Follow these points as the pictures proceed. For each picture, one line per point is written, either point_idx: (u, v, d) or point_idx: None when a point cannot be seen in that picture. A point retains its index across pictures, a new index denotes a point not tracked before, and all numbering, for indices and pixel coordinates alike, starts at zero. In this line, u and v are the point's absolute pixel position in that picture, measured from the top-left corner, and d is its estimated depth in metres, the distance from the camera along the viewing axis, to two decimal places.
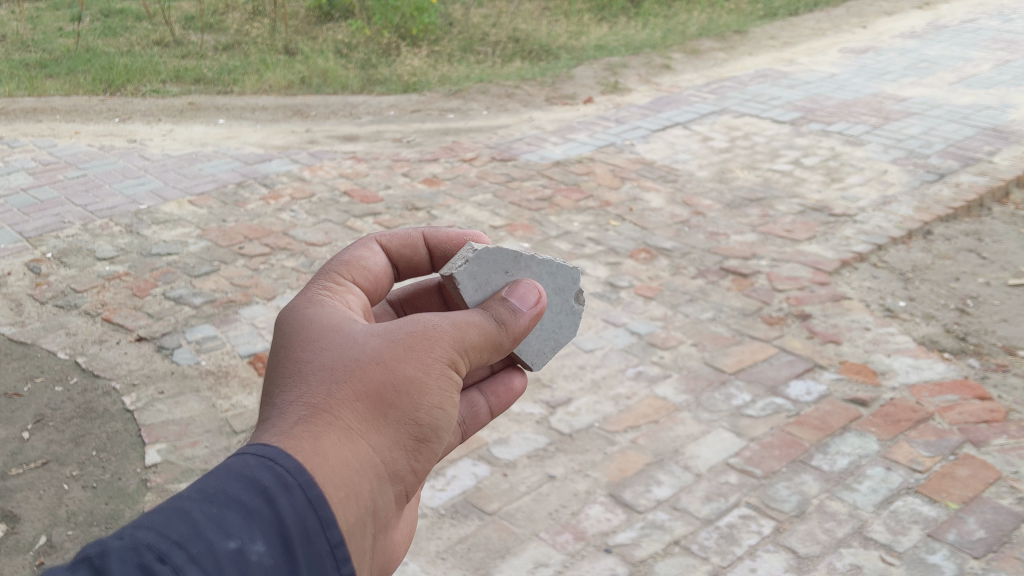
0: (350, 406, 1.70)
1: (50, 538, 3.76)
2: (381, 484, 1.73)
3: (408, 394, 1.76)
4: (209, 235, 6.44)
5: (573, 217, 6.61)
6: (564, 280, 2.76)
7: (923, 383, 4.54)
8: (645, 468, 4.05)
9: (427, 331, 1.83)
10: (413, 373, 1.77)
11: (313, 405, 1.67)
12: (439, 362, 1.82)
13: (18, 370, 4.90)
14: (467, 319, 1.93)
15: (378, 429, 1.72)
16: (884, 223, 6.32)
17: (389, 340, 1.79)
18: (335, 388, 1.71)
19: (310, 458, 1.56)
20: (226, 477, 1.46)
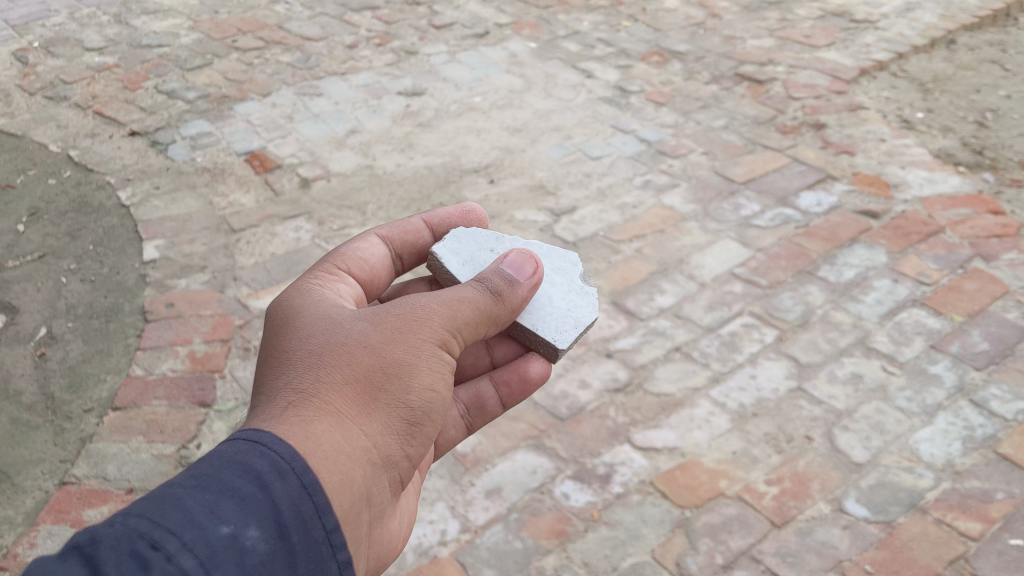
0: (340, 391, 1.71)
1: (50, 330, 3.75)
2: (375, 473, 1.73)
3: (397, 378, 1.78)
4: (201, 27, 6.17)
5: (582, 17, 6.32)
6: (561, 264, 2.71)
7: (936, 197, 4.44)
8: (649, 277, 4.01)
9: (415, 315, 1.85)
10: (401, 356, 1.79)
11: (304, 390, 1.69)
12: (429, 344, 1.83)
13: (9, 163, 4.78)
14: (456, 297, 1.92)
15: (371, 413, 1.73)
16: (907, 31, 6.06)
17: (377, 325, 1.82)
18: (325, 374, 1.72)
19: (301, 443, 1.57)
20: (218, 465, 1.46)
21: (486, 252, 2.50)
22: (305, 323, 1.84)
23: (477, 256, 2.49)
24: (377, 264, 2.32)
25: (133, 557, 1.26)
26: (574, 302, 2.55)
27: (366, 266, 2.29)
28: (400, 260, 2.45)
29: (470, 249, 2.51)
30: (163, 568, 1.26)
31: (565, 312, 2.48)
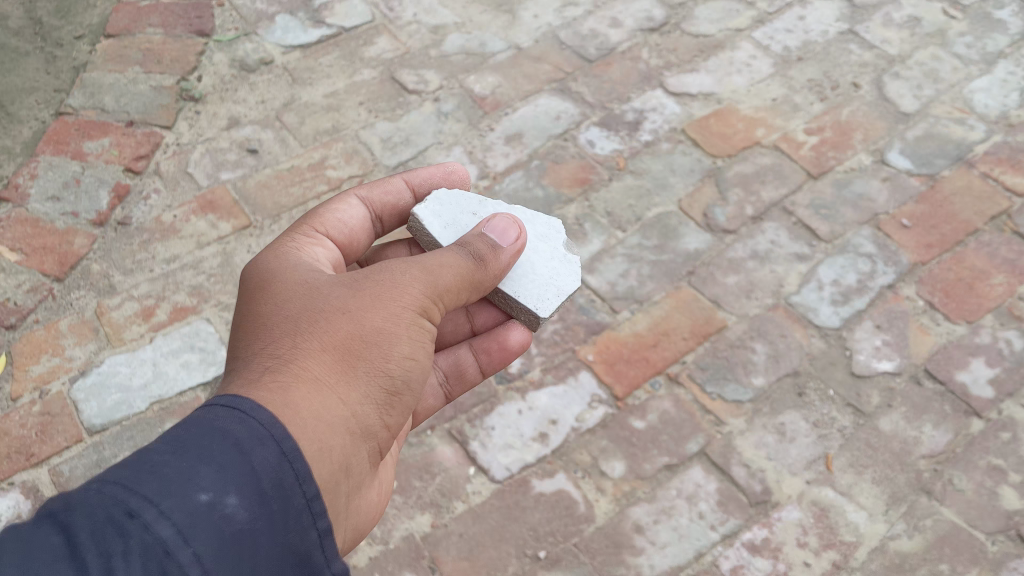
0: (319, 355, 1.49)
1: None
2: (354, 442, 1.49)
3: (376, 345, 1.54)
4: None
5: None
6: (545, 226, 2.12)
7: None
8: None
9: (396, 277, 1.61)
10: (381, 324, 1.56)
11: (277, 359, 1.47)
12: (410, 313, 1.59)
13: None
14: (441, 259, 1.67)
15: (351, 378, 1.51)
16: None
17: (356, 290, 1.58)
18: (300, 342, 1.50)
19: (283, 408, 1.36)
20: (196, 430, 1.23)
21: (470, 217, 2.02)
22: (277, 288, 1.61)
23: (459, 219, 2.01)
24: (352, 232, 1.96)
25: (107, 525, 1.06)
26: (557, 269, 2.04)
27: (344, 232, 1.94)
28: (380, 224, 2.07)
29: (450, 212, 2.02)
30: (139, 541, 1.06)
31: (548, 275, 2.02)
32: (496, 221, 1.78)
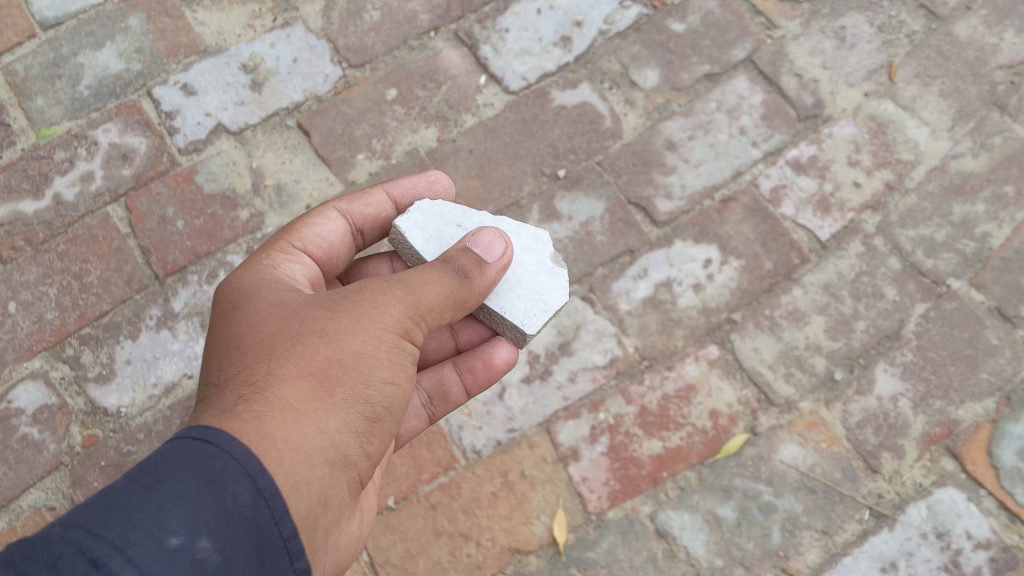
0: (293, 380, 1.25)
1: None
2: (334, 473, 1.27)
3: (355, 371, 1.29)
4: None
5: None
6: (534, 237, 1.65)
7: None
8: None
9: (374, 296, 1.32)
10: (360, 349, 1.29)
11: (248, 387, 1.25)
12: (390, 336, 1.31)
13: None
14: (424, 274, 1.35)
15: (329, 405, 1.26)
16: None
17: (334, 309, 1.32)
18: (272, 367, 1.26)
19: (255, 443, 1.16)
20: (171, 458, 1.11)
21: (454, 226, 1.61)
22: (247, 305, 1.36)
23: (441, 230, 1.61)
24: (327, 247, 1.62)
25: None
26: (544, 287, 1.59)
27: (324, 249, 1.60)
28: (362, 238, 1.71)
29: (432, 221, 1.62)
30: None
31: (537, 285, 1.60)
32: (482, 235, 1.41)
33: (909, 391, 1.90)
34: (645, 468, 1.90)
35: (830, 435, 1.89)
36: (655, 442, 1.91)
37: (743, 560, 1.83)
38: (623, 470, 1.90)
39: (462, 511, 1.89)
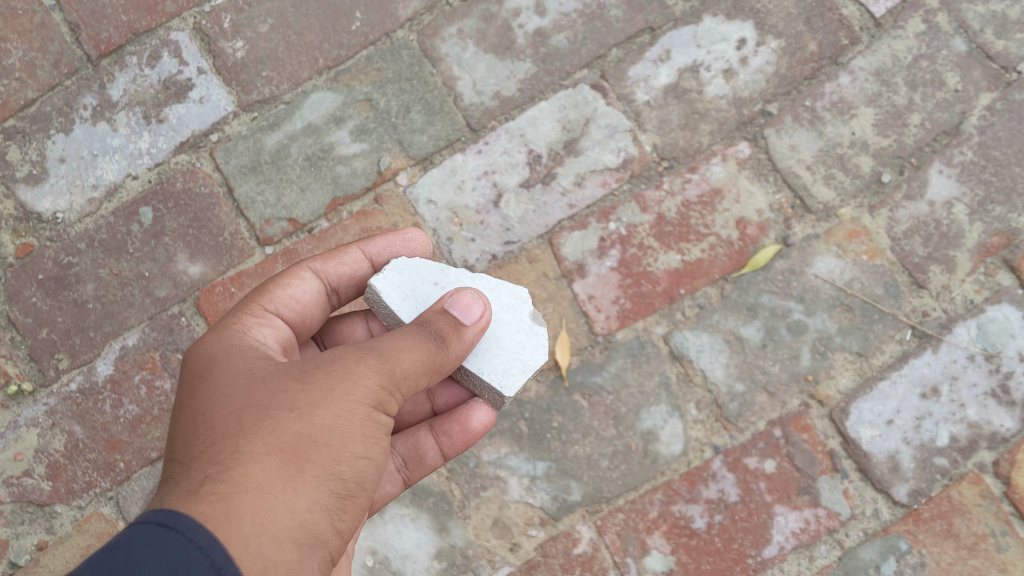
0: (261, 456, 1.08)
1: None
2: (302, 561, 1.09)
3: (328, 447, 1.11)
4: None
5: None
6: (513, 292, 1.41)
7: None
8: None
9: (347, 363, 1.15)
10: (332, 422, 1.12)
11: (209, 466, 1.08)
12: (363, 410, 1.14)
13: None
14: (402, 339, 1.18)
15: (300, 483, 1.09)
16: None
17: (304, 378, 1.15)
18: (237, 442, 1.09)
19: (221, 528, 1.00)
20: (134, 545, 0.96)
21: (431, 286, 1.38)
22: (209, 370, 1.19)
23: (417, 289, 1.37)
24: (299, 314, 1.40)
25: None
26: (525, 350, 1.36)
27: (292, 315, 1.39)
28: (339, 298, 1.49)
29: (408, 281, 1.37)
30: None
31: (520, 343, 1.36)
32: (460, 299, 1.23)
33: (965, 196, 1.67)
34: (660, 285, 1.67)
35: (872, 247, 1.68)
36: (672, 255, 1.68)
37: (768, 385, 1.65)
38: (635, 287, 1.67)
39: None
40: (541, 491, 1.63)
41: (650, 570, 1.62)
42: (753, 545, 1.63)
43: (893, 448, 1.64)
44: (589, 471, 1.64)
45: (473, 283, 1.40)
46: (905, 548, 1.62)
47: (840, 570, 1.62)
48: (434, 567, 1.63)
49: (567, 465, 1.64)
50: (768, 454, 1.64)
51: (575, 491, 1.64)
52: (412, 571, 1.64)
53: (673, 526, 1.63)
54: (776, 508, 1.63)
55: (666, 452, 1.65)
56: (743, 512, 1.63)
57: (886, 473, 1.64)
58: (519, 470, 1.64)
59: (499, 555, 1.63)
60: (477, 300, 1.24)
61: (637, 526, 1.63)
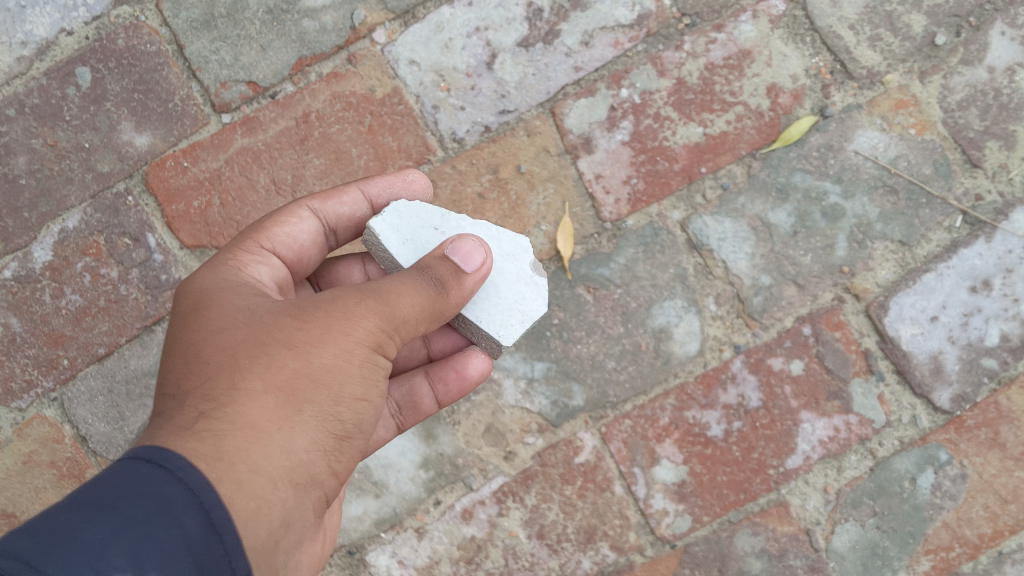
0: (258, 394, 0.94)
1: None
2: (294, 508, 0.96)
3: (327, 389, 0.97)
4: None
5: None
6: (516, 239, 1.21)
7: None
8: None
9: (346, 302, 1.00)
10: (332, 361, 0.97)
11: (200, 403, 0.94)
12: (364, 354, 0.99)
13: None
14: (402, 282, 1.01)
15: (297, 425, 0.95)
16: None
17: (301, 315, 0.99)
18: (231, 378, 0.95)
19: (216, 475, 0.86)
20: (118, 483, 0.82)
21: (433, 230, 1.17)
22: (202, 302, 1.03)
23: (416, 232, 1.17)
24: (298, 249, 1.19)
25: None
26: (524, 300, 1.17)
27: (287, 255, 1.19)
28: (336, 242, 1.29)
29: (410, 223, 1.16)
30: None
31: (523, 293, 1.18)
32: (461, 246, 1.05)
33: None
34: (678, 163, 1.46)
35: (922, 120, 1.46)
36: (693, 128, 1.46)
37: (798, 278, 1.46)
38: (650, 165, 1.47)
39: None
40: (539, 395, 1.45)
41: (660, 481, 1.45)
42: (776, 455, 1.46)
43: (936, 348, 1.46)
44: (593, 373, 1.46)
45: (477, 228, 1.20)
46: (945, 459, 1.46)
47: (872, 483, 1.46)
48: (419, 477, 1.46)
49: (568, 367, 1.45)
50: (796, 354, 1.46)
51: (578, 396, 1.45)
52: (395, 481, 1.47)
53: (686, 433, 1.45)
54: (803, 415, 1.46)
55: (680, 352, 1.46)
56: (766, 419, 1.46)
57: (927, 377, 1.46)
58: (515, 372, 1.46)
59: (492, 465, 1.46)
60: (475, 248, 1.05)
61: (647, 434, 1.46)
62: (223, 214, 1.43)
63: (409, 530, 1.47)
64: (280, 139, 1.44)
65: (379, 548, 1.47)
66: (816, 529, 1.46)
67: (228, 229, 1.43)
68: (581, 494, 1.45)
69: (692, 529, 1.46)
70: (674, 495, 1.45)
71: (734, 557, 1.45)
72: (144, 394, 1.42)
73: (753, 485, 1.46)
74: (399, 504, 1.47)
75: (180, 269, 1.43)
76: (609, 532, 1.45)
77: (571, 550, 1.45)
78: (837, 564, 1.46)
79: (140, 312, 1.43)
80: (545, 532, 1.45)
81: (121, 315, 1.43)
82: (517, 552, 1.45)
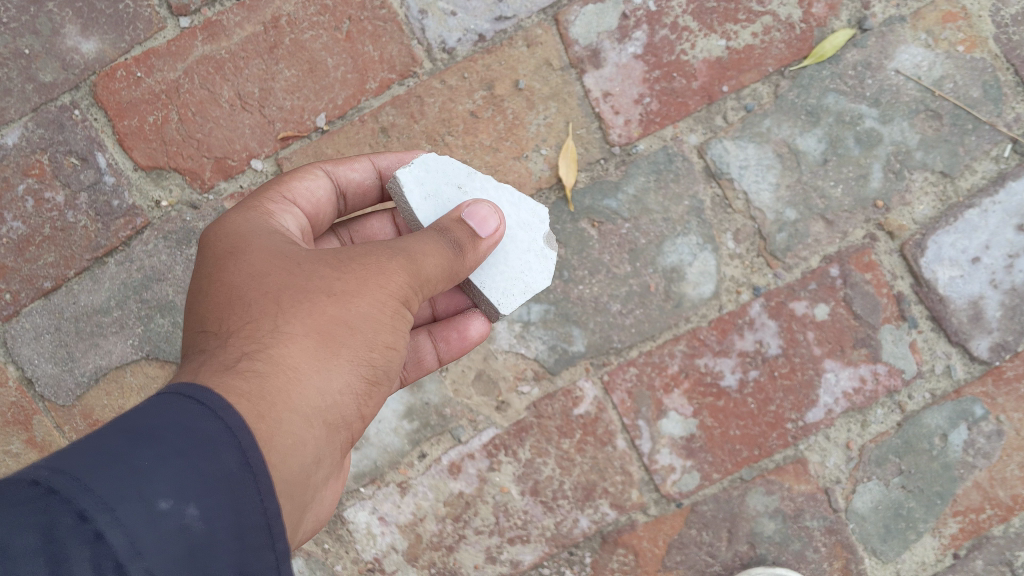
0: (295, 339, 0.85)
1: None
2: (324, 453, 0.87)
3: (364, 341, 0.88)
4: None
5: None
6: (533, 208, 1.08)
7: None
8: None
9: (375, 255, 0.90)
10: (370, 313, 0.88)
11: (233, 344, 0.85)
12: (393, 312, 0.90)
13: None
14: (432, 241, 0.93)
15: (330, 375, 0.86)
16: None
17: (333, 265, 0.90)
18: (263, 321, 0.86)
19: (252, 422, 0.78)
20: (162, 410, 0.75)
21: (454, 189, 1.05)
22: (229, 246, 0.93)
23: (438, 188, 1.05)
24: (314, 219, 1.08)
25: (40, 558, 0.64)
26: (531, 271, 1.05)
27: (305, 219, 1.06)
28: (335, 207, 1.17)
29: (433, 174, 1.05)
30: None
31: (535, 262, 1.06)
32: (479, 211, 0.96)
33: None
34: (697, 81, 1.31)
35: (972, 35, 1.30)
36: (714, 41, 1.31)
37: (826, 213, 1.32)
38: (665, 83, 1.31)
39: (426, 137, 1.29)
40: (536, 339, 1.32)
41: (666, 435, 1.32)
42: (794, 408, 1.32)
43: (976, 293, 1.31)
44: (596, 316, 1.31)
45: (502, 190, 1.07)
46: (981, 414, 1.31)
47: (898, 439, 1.32)
48: (402, 427, 1.33)
49: (569, 309, 1.31)
50: (820, 297, 1.31)
51: (579, 340, 1.32)
52: (376, 432, 1.33)
53: (697, 383, 1.31)
54: (826, 364, 1.32)
55: (693, 294, 1.32)
56: (786, 368, 1.31)
57: (964, 324, 1.31)
58: (510, 314, 1.32)
59: (482, 416, 1.33)
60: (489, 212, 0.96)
61: (654, 384, 1.32)
62: (182, 131, 1.27)
63: (391, 485, 1.34)
64: (246, 46, 1.27)
65: (358, 503, 1.34)
66: (835, 489, 1.32)
67: (188, 149, 1.27)
68: (579, 449, 1.32)
69: (701, 487, 1.32)
70: (682, 450, 1.32)
71: (744, 518, 1.32)
72: (95, 333, 1.27)
73: (768, 441, 1.32)
74: (380, 456, 1.34)
75: (133, 194, 1.27)
76: (609, 489, 1.32)
77: (568, 508, 1.32)
78: (856, 525, 1.32)
79: (90, 242, 1.27)
80: (539, 489, 1.32)
81: (68, 245, 1.27)
82: (508, 509, 1.32)
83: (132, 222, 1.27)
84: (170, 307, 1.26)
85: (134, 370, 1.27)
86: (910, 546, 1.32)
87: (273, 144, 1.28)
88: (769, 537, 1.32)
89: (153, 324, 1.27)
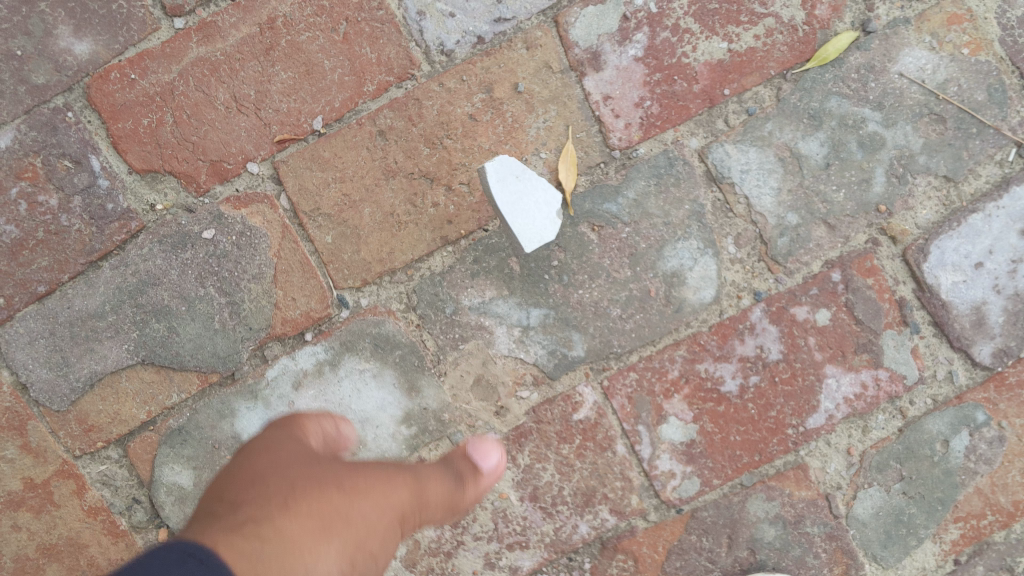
0: (297, 516, 0.77)
1: None
2: None
3: (361, 534, 0.80)
4: None
5: None
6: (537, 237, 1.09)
7: None
8: None
9: (371, 472, 0.88)
10: (368, 515, 0.82)
11: (223, 528, 0.75)
12: (393, 523, 0.84)
13: None
14: (435, 474, 0.93)
15: (334, 554, 0.76)
16: None
17: (331, 467, 0.86)
18: (264, 518, 0.76)
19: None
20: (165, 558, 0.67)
21: None
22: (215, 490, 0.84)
23: None
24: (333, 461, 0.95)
25: None
26: None
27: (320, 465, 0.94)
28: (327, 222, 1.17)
29: None
30: None
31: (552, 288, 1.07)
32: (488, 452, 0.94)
33: None
34: (698, 83, 1.30)
35: (978, 38, 1.30)
36: (716, 43, 1.30)
37: (829, 217, 1.31)
38: (665, 86, 1.30)
39: (425, 141, 1.28)
40: (535, 344, 1.30)
41: (666, 441, 1.30)
42: (795, 413, 1.31)
43: (979, 298, 1.30)
44: (596, 321, 1.30)
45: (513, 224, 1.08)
46: (982, 419, 1.31)
47: (900, 445, 1.31)
48: (401, 433, 1.29)
49: (568, 314, 1.30)
50: (822, 303, 1.30)
51: (579, 345, 1.30)
52: (374, 438, 1.29)
53: (697, 388, 1.30)
54: (827, 369, 1.30)
55: (694, 299, 1.31)
56: (787, 373, 1.30)
57: (967, 329, 1.31)
58: (508, 319, 1.30)
59: (481, 421, 1.31)
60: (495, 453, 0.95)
61: (654, 389, 1.31)
62: (177, 134, 1.25)
63: None
64: (242, 48, 1.25)
65: None
66: (836, 495, 1.31)
67: (183, 152, 1.25)
68: (578, 454, 1.31)
69: (701, 493, 1.31)
70: (682, 456, 1.31)
71: (745, 524, 1.31)
72: (89, 338, 1.25)
73: (768, 447, 1.31)
74: (378, 462, 1.30)
75: (128, 197, 1.26)
76: (609, 495, 1.31)
77: (567, 514, 1.31)
78: (857, 532, 1.31)
79: (84, 246, 1.25)
80: (539, 494, 1.31)
81: (62, 249, 1.25)
82: (508, 515, 1.31)
83: (127, 226, 1.26)
84: (166, 312, 1.25)
85: (129, 375, 1.26)
86: (910, 552, 1.31)
87: (269, 147, 1.27)
88: (769, 543, 1.31)
89: (148, 329, 1.25)
